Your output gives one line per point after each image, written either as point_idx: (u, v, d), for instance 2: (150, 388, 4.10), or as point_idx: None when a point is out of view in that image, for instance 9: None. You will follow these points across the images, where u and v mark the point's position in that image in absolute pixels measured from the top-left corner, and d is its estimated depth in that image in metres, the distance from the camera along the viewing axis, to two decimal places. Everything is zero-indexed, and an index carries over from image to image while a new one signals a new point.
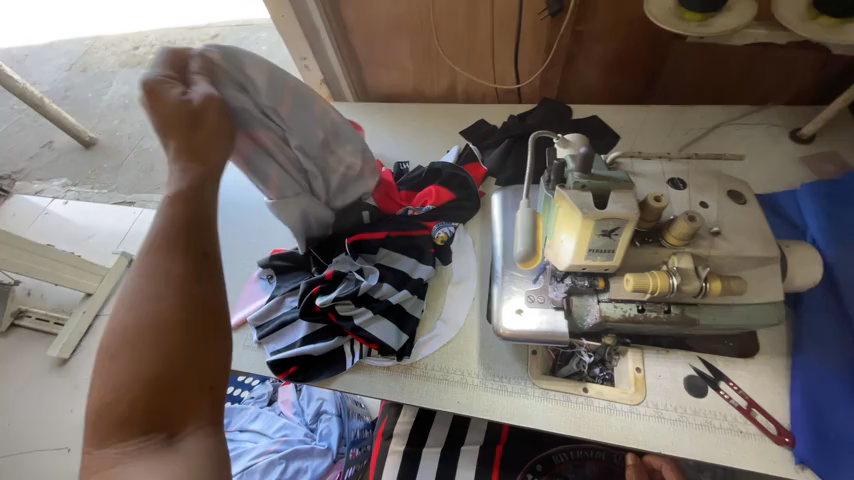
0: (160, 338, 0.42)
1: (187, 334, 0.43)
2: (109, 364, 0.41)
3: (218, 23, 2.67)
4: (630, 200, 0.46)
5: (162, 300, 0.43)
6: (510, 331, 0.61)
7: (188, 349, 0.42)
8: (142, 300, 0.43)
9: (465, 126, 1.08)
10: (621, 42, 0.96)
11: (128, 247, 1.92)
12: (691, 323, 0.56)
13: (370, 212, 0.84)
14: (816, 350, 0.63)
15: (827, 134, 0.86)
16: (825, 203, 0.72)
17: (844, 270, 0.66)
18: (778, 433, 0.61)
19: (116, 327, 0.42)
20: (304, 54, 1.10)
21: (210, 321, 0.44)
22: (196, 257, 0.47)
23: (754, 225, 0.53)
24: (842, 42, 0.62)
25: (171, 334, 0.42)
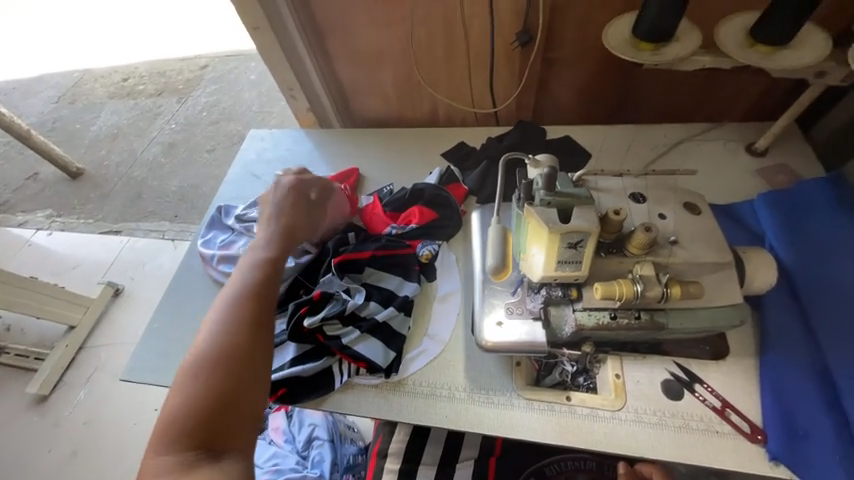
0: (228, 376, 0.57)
1: (244, 371, 0.58)
2: (191, 387, 0.55)
3: (207, 54, 2.75)
4: (591, 215, 0.50)
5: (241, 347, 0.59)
6: (492, 342, 0.63)
7: (244, 384, 0.57)
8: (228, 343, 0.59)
9: (447, 147, 1.13)
10: (588, 69, 1.04)
11: (113, 277, 1.90)
12: (660, 328, 0.59)
13: (355, 233, 0.89)
14: (781, 348, 0.67)
15: (778, 146, 0.93)
16: (778, 211, 0.77)
17: (800, 272, 0.70)
18: (751, 431, 0.63)
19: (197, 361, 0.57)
20: (291, 85, 1.15)
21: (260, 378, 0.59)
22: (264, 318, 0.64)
23: (708, 233, 0.58)
24: (776, 67, 0.69)
25: (236, 371, 0.57)
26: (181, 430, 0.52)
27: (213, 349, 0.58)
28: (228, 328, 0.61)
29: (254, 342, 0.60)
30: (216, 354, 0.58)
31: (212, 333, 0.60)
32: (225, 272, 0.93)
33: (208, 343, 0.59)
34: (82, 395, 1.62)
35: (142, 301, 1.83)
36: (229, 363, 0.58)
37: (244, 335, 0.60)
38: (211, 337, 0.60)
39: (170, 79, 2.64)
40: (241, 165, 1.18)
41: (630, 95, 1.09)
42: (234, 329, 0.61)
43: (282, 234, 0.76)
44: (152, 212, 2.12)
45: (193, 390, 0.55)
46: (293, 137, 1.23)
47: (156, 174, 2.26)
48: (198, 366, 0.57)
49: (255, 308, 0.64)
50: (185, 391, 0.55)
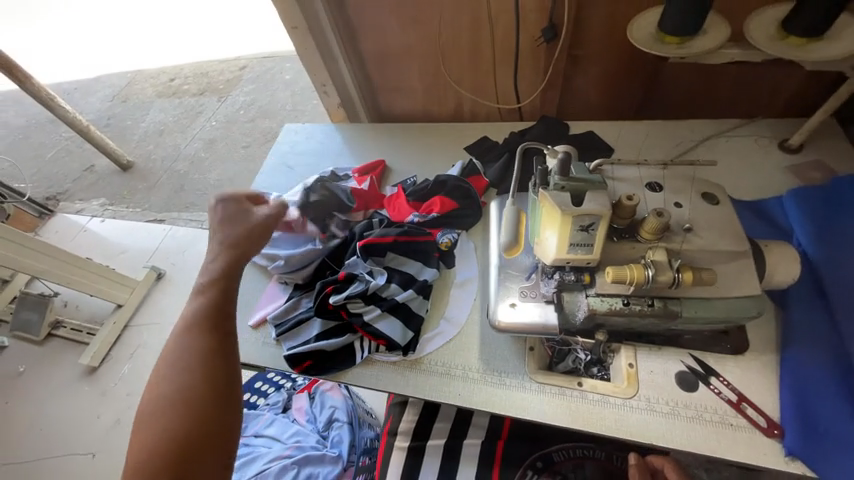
0: (189, 406, 0.56)
1: (205, 399, 0.57)
2: (151, 431, 0.54)
3: (246, 56, 2.92)
4: (604, 199, 0.52)
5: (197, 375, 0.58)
6: (505, 323, 0.66)
7: (208, 413, 0.57)
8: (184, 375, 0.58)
9: (470, 142, 1.16)
10: (614, 65, 1.05)
11: (157, 262, 2.06)
12: (674, 315, 0.60)
13: (380, 219, 0.94)
14: (803, 345, 0.66)
15: (815, 143, 0.90)
16: (808, 208, 0.75)
17: (828, 269, 0.69)
18: (767, 426, 0.63)
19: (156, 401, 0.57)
20: (324, 81, 1.21)
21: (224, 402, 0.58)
22: (219, 339, 0.63)
23: (725, 223, 0.58)
24: (809, 59, 0.67)
25: (197, 402, 0.57)
26: (147, 475, 0.52)
27: (169, 389, 0.57)
28: (185, 362, 0.59)
29: (211, 373, 0.59)
30: (174, 393, 0.57)
31: (167, 372, 0.59)
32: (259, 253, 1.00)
33: (165, 384, 0.58)
34: (127, 368, 1.78)
35: (182, 284, 1.97)
36: (189, 398, 0.57)
37: (198, 367, 0.59)
38: (167, 377, 0.58)
39: (212, 79, 2.81)
40: (277, 156, 1.26)
41: (657, 91, 1.08)
42: (187, 363, 0.59)
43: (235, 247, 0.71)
44: (193, 203, 2.28)
45: (156, 432, 0.54)
46: (324, 131, 1.30)
47: (197, 167, 2.42)
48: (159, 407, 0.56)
49: (209, 337, 0.62)
50: (149, 433, 0.54)
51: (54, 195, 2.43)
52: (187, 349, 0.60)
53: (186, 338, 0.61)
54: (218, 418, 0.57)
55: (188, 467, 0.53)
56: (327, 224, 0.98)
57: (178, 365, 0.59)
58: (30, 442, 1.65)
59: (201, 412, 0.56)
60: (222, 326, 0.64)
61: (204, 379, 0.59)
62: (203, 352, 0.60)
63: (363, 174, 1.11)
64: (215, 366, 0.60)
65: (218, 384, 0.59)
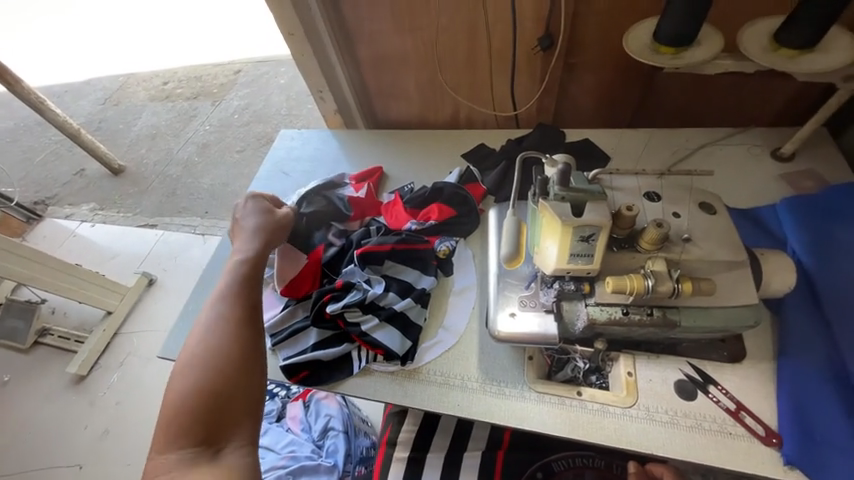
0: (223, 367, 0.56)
1: (238, 361, 0.57)
2: (184, 388, 0.54)
3: (240, 60, 2.91)
4: (604, 209, 0.52)
5: (230, 340, 0.58)
6: (505, 333, 0.66)
7: (241, 375, 0.56)
8: (217, 338, 0.58)
9: (467, 148, 1.16)
10: (609, 74, 1.06)
11: (148, 267, 2.02)
12: (673, 325, 0.60)
13: (378, 227, 0.94)
14: (799, 353, 0.66)
15: (806, 152, 0.91)
16: (801, 216, 0.76)
17: (822, 277, 0.70)
18: (766, 435, 0.63)
19: (189, 361, 0.56)
20: (321, 87, 1.21)
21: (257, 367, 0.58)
22: (252, 308, 0.63)
23: (722, 233, 0.58)
24: (800, 70, 0.68)
25: (230, 364, 0.56)
26: (181, 430, 0.51)
27: (204, 349, 0.57)
28: (219, 327, 0.59)
29: (242, 339, 0.59)
30: (209, 354, 0.56)
31: (201, 336, 0.58)
32: None
33: (200, 345, 0.57)
34: (117, 376, 1.74)
35: (174, 291, 1.94)
36: (222, 360, 0.56)
37: (232, 331, 0.59)
38: (201, 339, 0.58)
39: (206, 83, 2.80)
40: (272, 162, 1.25)
41: (651, 99, 1.09)
42: (222, 327, 0.59)
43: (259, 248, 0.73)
44: (186, 208, 2.25)
45: (189, 389, 0.53)
46: (321, 137, 1.30)
47: (190, 172, 2.40)
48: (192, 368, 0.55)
49: (241, 307, 0.62)
50: (182, 390, 0.54)
51: (42, 199, 2.38)
52: (222, 316, 0.61)
53: (219, 308, 0.62)
54: (252, 382, 0.56)
55: (221, 426, 0.52)
56: (323, 233, 0.97)
57: (212, 331, 0.59)
58: (13, 454, 1.60)
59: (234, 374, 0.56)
60: (254, 297, 0.64)
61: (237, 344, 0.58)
62: (237, 319, 0.60)
63: (360, 181, 1.11)
64: (247, 333, 0.60)
65: (250, 349, 0.58)
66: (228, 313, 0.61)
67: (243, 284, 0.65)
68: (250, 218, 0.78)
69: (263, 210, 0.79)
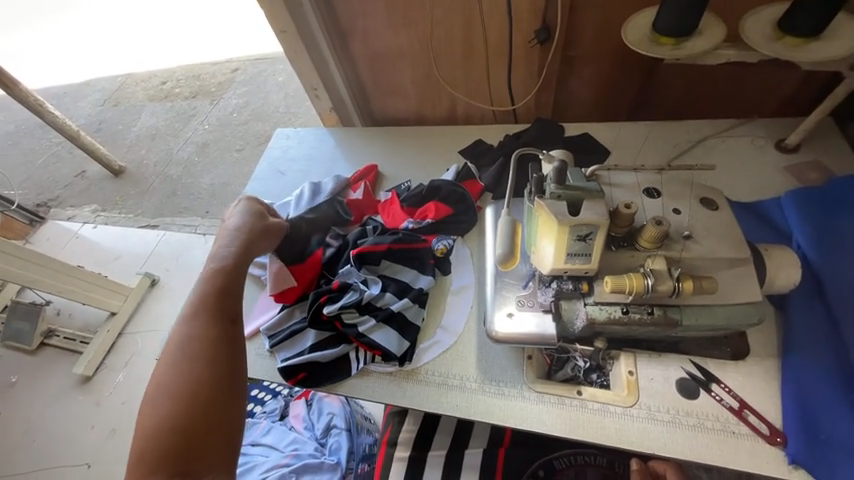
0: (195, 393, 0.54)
1: (212, 385, 0.55)
2: (155, 418, 0.52)
3: (238, 58, 2.89)
4: (601, 208, 0.51)
5: (201, 365, 0.56)
6: (502, 333, 0.65)
7: (215, 399, 0.54)
8: (190, 362, 0.56)
9: (464, 145, 1.15)
10: (608, 66, 1.03)
11: (150, 268, 2.03)
12: (674, 324, 0.59)
13: (374, 227, 0.93)
14: (804, 350, 0.65)
15: (811, 143, 0.89)
16: (806, 209, 0.74)
17: (828, 272, 0.68)
18: (770, 433, 0.62)
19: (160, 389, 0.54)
20: (315, 84, 1.19)
21: (232, 389, 0.57)
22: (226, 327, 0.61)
23: (724, 229, 0.57)
24: (806, 59, 0.66)
25: (203, 390, 0.54)
26: (152, 463, 0.49)
27: (175, 376, 0.55)
28: (191, 351, 0.57)
29: (215, 361, 0.57)
30: (180, 382, 0.54)
31: (172, 361, 0.57)
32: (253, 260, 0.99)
33: (170, 373, 0.55)
34: (121, 377, 1.75)
35: (176, 291, 1.95)
36: (194, 385, 0.54)
37: (204, 355, 0.57)
38: (172, 366, 0.56)
39: (203, 82, 2.78)
40: (268, 161, 1.24)
41: (651, 91, 1.07)
42: (194, 352, 0.57)
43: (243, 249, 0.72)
44: (186, 208, 2.25)
45: (161, 420, 0.52)
46: (317, 136, 1.29)
47: (189, 172, 2.39)
48: (165, 391, 0.54)
49: (214, 326, 0.61)
50: (153, 422, 0.52)
51: (44, 201, 2.39)
52: (195, 334, 0.59)
53: (191, 326, 0.60)
54: (227, 405, 0.55)
55: (196, 455, 0.51)
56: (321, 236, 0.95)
57: (184, 351, 0.58)
58: (22, 455, 1.62)
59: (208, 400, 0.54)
60: (229, 314, 0.63)
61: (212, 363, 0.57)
62: (209, 341, 0.59)
63: (357, 180, 1.10)
64: (221, 353, 0.58)
65: (223, 372, 0.57)
66: (200, 336, 0.59)
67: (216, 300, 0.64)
68: (235, 220, 0.77)
69: (253, 212, 0.79)
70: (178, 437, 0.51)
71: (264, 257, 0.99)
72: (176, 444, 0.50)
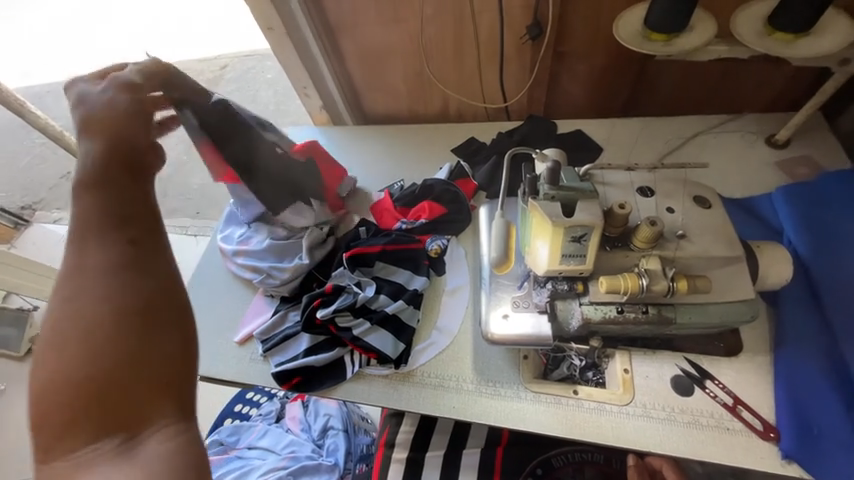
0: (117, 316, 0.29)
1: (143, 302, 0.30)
2: (45, 363, 0.26)
3: (226, 55, 2.84)
4: (596, 208, 0.50)
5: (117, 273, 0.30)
6: (497, 335, 0.64)
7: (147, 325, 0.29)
8: (99, 271, 0.30)
9: (457, 143, 1.14)
10: (600, 62, 1.03)
11: None
12: (668, 322, 0.59)
13: (366, 228, 0.91)
14: (796, 345, 0.65)
15: (802, 138, 0.89)
16: (797, 204, 0.75)
17: (819, 267, 0.68)
18: (763, 428, 0.62)
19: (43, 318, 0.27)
20: (305, 83, 1.17)
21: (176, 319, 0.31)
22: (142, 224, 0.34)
23: (718, 228, 0.57)
24: (797, 56, 0.66)
25: (127, 313, 0.29)
26: (54, 428, 0.25)
27: (74, 292, 0.28)
28: (102, 249, 0.31)
29: (136, 273, 0.31)
30: (84, 299, 0.28)
31: (60, 274, 0.29)
32: (244, 264, 0.95)
33: (59, 290, 0.29)
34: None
35: None
36: (111, 305, 0.29)
37: (125, 260, 0.31)
38: (65, 280, 0.29)
39: None
40: None
41: (644, 86, 1.06)
42: (111, 252, 0.31)
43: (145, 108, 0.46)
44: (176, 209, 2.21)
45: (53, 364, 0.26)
46: (308, 134, 1.27)
47: None
48: (33, 346, 0.27)
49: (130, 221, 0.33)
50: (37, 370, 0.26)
51: (29, 204, 2.33)
52: (82, 253, 0.31)
53: (89, 214, 0.32)
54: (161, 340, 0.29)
55: (132, 407, 0.27)
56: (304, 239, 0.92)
57: (82, 258, 0.30)
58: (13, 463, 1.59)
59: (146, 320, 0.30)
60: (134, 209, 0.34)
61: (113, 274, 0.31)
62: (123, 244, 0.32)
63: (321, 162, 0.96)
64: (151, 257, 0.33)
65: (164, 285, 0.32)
66: (109, 233, 0.32)
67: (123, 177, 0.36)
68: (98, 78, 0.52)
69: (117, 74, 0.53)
70: (88, 385, 0.26)
71: (253, 261, 0.94)
72: (89, 396, 0.26)
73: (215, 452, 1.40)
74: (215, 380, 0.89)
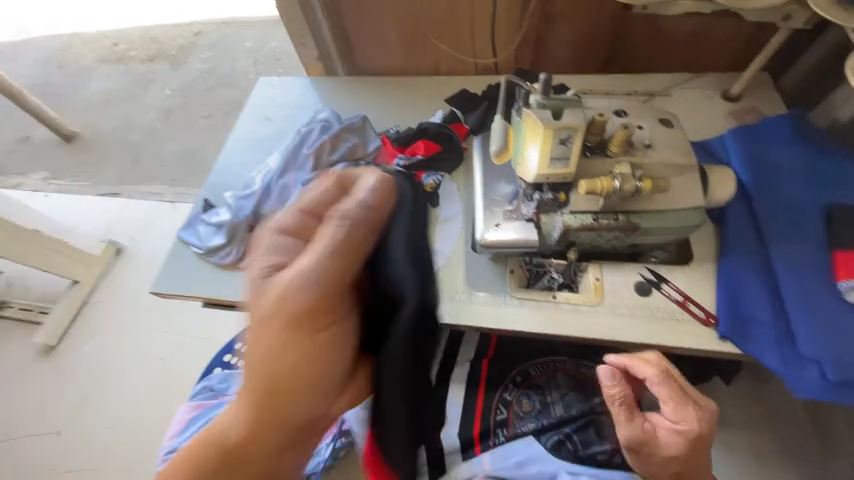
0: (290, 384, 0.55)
1: (288, 351, 0.55)
2: (266, 343, 0.55)
3: (200, 19, 2.74)
4: (579, 115, 0.59)
5: (303, 287, 0.56)
6: (490, 240, 0.74)
7: (287, 387, 0.55)
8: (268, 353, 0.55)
9: (448, 94, 1.20)
10: (582, 22, 1.12)
11: (114, 236, 1.99)
12: (634, 227, 0.69)
13: (367, 162, 0.99)
14: (736, 254, 0.78)
15: (751, 92, 1.02)
16: (741, 144, 0.87)
17: (756, 190, 0.81)
18: (706, 317, 0.75)
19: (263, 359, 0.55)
20: (302, 31, 1.22)
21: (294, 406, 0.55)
22: (286, 303, 0.56)
23: (678, 144, 0.67)
24: (748, 7, 0.77)
25: (305, 371, 0.55)
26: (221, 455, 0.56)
27: (267, 353, 0.55)
28: (315, 279, 0.56)
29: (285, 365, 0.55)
30: (265, 359, 0.55)
31: (306, 280, 0.56)
32: (238, 204, 0.97)
33: (299, 300, 0.55)
34: (90, 347, 1.73)
35: (146, 256, 1.91)
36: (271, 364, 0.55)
37: (291, 339, 0.55)
38: (303, 298, 0.56)
39: (162, 44, 2.65)
40: (253, 108, 1.25)
41: (620, 47, 1.17)
42: (288, 332, 0.56)
43: (318, 264, 0.57)
44: (151, 176, 2.20)
45: (269, 347, 0.55)
46: (302, 84, 1.29)
47: (153, 139, 2.32)
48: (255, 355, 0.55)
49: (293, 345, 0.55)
50: (266, 342, 0.55)
51: None
52: (291, 296, 0.55)
53: (318, 263, 0.56)
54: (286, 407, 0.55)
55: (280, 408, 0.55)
56: (304, 181, 0.97)
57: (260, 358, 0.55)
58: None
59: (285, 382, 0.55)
60: (291, 314, 0.56)
61: (281, 298, 0.56)
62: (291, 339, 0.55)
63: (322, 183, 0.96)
64: (297, 348, 0.55)
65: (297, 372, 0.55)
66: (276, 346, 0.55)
67: (264, 316, 0.56)
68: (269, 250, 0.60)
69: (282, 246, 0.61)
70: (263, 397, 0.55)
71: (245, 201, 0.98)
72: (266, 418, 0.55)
73: (204, 397, 1.38)
74: (221, 304, 0.94)
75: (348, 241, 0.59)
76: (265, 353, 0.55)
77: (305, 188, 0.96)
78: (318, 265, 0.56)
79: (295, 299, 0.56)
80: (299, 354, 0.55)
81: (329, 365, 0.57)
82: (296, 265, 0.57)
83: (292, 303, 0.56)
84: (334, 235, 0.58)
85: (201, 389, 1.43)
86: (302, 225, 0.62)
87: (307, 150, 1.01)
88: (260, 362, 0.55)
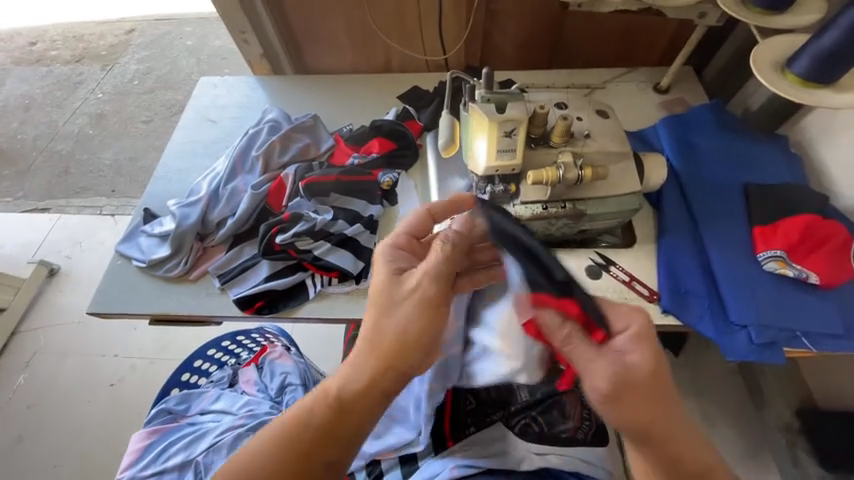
0: (374, 390, 0.58)
1: (372, 369, 0.58)
2: (348, 370, 0.59)
3: (133, 17, 2.55)
4: (521, 108, 0.62)
5: (408, 314, 0.59)
6: (447, 235, 0.76)
7: (362, 406, 0.58)
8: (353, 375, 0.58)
9: (401, 91, 1.20)
10: (525, 19, 1.16)
11: (45, 256, 1.80)
12: (581, 214, 0.73)
13: (321, 162, 0.97)
14: (672, 233, 0.84)
15: (678, 84, 1.10)
16: (672, 132, 0.95)
17: (686, 174, 0.89)
18: (649, 294, 0.81)
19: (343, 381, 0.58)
20: (243, 27, 1.16)
21: (361, 416, 0.58)
22: (386, 335, 0.59)
23: (614, 133, 0.72)
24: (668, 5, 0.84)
25: (384, 391, 0.59)
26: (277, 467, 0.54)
27: (380, 359, 0.58)
28: (417, 307, 0.60)
29: (367, 382, 0.58)
30: (376, 351, 0.58)
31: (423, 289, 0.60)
32: (181, 212, 0.91)
33: (392, 322, 0.59)
34: (22, 380, 1.57)
35: (84, 275, 1.76)
36: (386, 354, 0.58)
37: (370, 360, 0.58)
38: (398, 319, 0.59)
39: (90, 44, 2.43)
40: (195, 110, 1.18)
41: (562, 44, 1.22)
42: (368, 359, 0.58)
43: (439, 270, 0.62)
44: (84, 187, 2.02)
45: (351, 370, 0.59)
46: (248, 83, 1.24)
47: (84, 147, 2.13)
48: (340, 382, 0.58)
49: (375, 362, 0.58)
50: (351, 370, 0.59)
51: None
52: (395, 313, 0.60)
53: (426, 284, 0.61)
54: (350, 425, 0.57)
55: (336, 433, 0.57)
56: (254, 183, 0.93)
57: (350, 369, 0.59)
58: None
59: (378, 376, 0.58)
60: (395, 339, 0.58)
61: (403, 322, 0.59)
62: (373, 355, 0.58)
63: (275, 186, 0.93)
64: (380, 375, 0.58)
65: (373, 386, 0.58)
66: (362, 364, 0.59)
67: (413, 329, 0.59)
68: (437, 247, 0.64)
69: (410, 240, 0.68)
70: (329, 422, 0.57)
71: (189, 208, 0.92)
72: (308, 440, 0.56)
73: (161, 422, 1.26)
74: (171, 319, 0.88)
75: (456, 249, 0.64)
76: (350, 371, 0.59)
77: (255, 191, 0.92)
78: (425, 297, 0.60)
79: (409, 318, 0.59)
80: (381, 363, 0.58)
81: (420, 352, 0.59)
82: (431, 261, 0.62)
83: (384, 319, 0.59)
84: (448, 239, 0.65)
85: (157, 413, 1.30)
86: (420, 227, 0.69)
87: (256, 152, 0.96)
88: (380, 356, 0.58)
